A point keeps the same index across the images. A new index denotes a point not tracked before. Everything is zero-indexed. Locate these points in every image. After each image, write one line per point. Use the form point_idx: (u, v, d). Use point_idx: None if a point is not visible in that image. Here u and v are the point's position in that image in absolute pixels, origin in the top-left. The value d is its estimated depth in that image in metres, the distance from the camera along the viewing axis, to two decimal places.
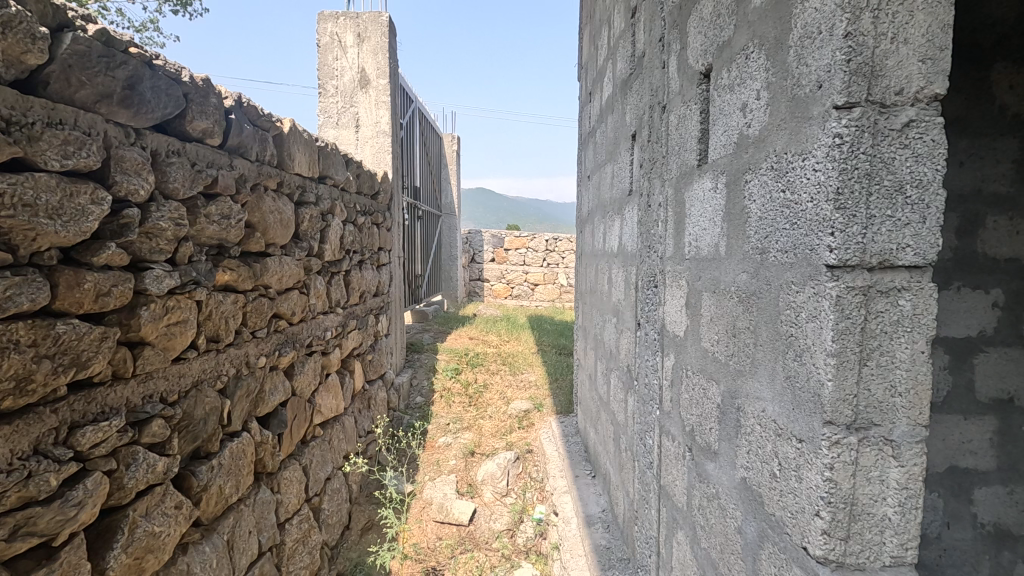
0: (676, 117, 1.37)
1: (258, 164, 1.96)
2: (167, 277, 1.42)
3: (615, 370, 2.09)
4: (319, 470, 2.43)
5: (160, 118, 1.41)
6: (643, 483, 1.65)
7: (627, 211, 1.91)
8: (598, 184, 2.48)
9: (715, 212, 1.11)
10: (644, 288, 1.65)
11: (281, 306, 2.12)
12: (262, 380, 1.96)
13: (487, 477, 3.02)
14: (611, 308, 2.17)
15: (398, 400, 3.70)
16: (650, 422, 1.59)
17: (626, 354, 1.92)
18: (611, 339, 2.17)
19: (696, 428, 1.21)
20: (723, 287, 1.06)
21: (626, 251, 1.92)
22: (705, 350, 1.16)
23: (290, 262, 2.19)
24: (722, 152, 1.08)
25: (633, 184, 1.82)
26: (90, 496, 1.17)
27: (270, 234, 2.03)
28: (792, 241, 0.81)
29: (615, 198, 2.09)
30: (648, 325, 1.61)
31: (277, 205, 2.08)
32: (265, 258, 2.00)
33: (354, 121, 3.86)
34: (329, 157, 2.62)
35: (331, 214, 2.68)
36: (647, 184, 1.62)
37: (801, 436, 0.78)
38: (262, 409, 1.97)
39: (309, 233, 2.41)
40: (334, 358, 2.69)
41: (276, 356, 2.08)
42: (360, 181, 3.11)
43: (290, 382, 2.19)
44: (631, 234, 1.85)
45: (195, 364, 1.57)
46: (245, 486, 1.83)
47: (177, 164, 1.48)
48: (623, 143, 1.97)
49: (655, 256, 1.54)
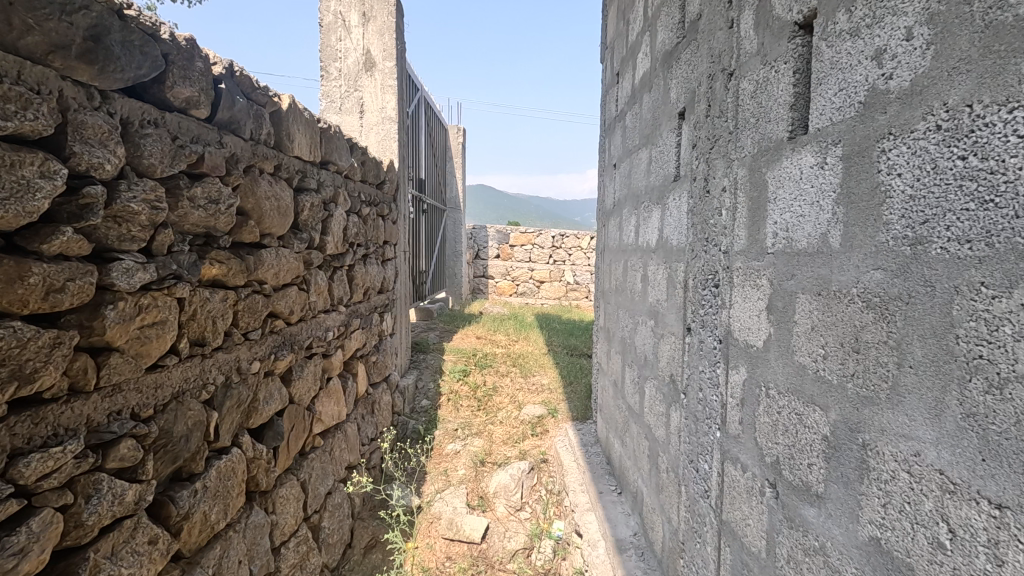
0: (751, 83, 1.14)
1: (252, 144, 1.73)
2: (141, 271, 1.19)
3: (652, 381, 1.86)
4: (319, 485, 2.20)
5: (131, 79, 1.17)
6: (695, 514, 1.43)
7: (672, 200, 1.68)
8: (629, 173, 2.25)
9: (823, 193, 0.88)
10: (698, 288, 1.42)
11: (278, 304, 1.89)
12: (255, 389, 1.74)
13: (499, 488, 2.82)
14: (647, 312, 1.94)
15: (403, 403, 3.48)
16: (706, 445, 1.37)
17: (668, 362, 1.70)
18: (646, 346, 1.94)
19: (784, 461, 0.99)
20: (835, 289, 0.84)
21: (669, 246, 1.70)
22: (801, 367, 0.94)
23: (288, 255, 1.96)
24: (834, 118, 0.85)
25: (682, 170, 1.59)
26: (35, 541, 0.95)
27: (265, 223, 1.81)
28: (985, 225, 0.58)
29: (654, 187, 1.86)
30: (704, 330, 1.38)
31: (274, 190, 1.85)
32: (259, 250, 1.78)
33: (358, 106, 3.63)
34: (332, 141, 2.39)
35: (335, 203, 2.45)
36: (704, 166, 1.39)
37: (1003, 501, 0.56)
38: (255, 420, 1.74)
39: (309, 223, 2.18)
40: (337, 360, 2.47)
41: (272, 360, 1.85)
42: (365, 168, 2.88)
43: (287, 390, 1.97)
44: (678, 227, 1.62)
45: (176, 372, 1.35)
46: (234, 509, 1.61)
47: (154, 136, 1.25)
48: (666, 125, 1.74)
49: (716, 250, 1.31)
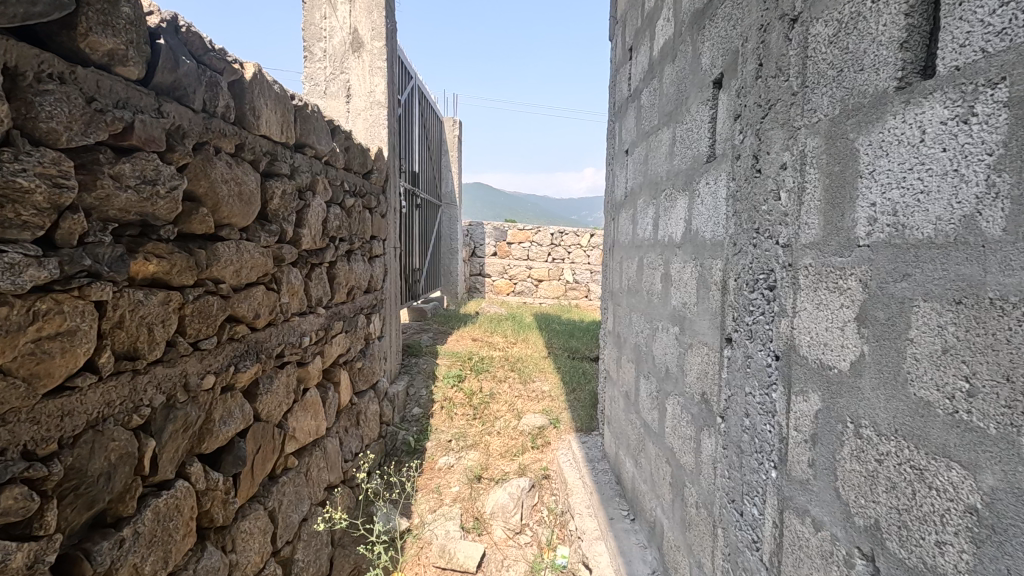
0: (827, 24, 0.88)
1: (204, 117, 1.45)
2: (35, 268, 0.93)
3: (676, 398, 1.60)
4: (291, 513, 1.94)
5: (19, 17, 0.90)
6: (736, 566, 1.17)
7: (704, 185, 1.42)
8: (645, 157, 1.99)
9: (965, 158, 0.62)
10: (744, 290, 1.16)
11: (240, 307, 1.62)
12: (208, 408, 1.47)
13: (497, 509, 2.56)
14: (669, 319, 1.68)
15: (392, 413, 3.21)
16: (753, 485, 1.11)
17: (698, 377, 1.44)
18: (668, 358, 1.68)
19: (887, 529, 0.73)
20: (997, 295, 0.58)
21: (700, 239, 1.43)
22: (921, 403, 0.67)
23: (252, 250, 1.68)
24: (990, 48, 0.59)
25: (719, 148, 1.32)
26: None
27: (222, 211, 1.53)
28: None
29: (680, 171, 1.59)
30: (751, 343, 1.12)
31: (233, 173, 1.58)
32: (214, 243, 1.50)
33: (344, 90, 3.35)
34: (308, 121, 2.11)
35: (312, 191, 2.18)
36: (753, 139, 1.13)
37: None
38: (209, 445, 1.48)
39: (280, 214, 1.91)
40: (315, 369, 2.20)
41: (231, 373, 1.58)
42: (348, 155, 2.60)
43: (251, 406, 1.70)
44: (712, 217, 1.36)
45: (94, 395, 1.08)
46: (179, 554, 1.34)
47: (56, 94, 0.98)
48: (696, 98, 1.48)
49: (771, 244, 1.05)
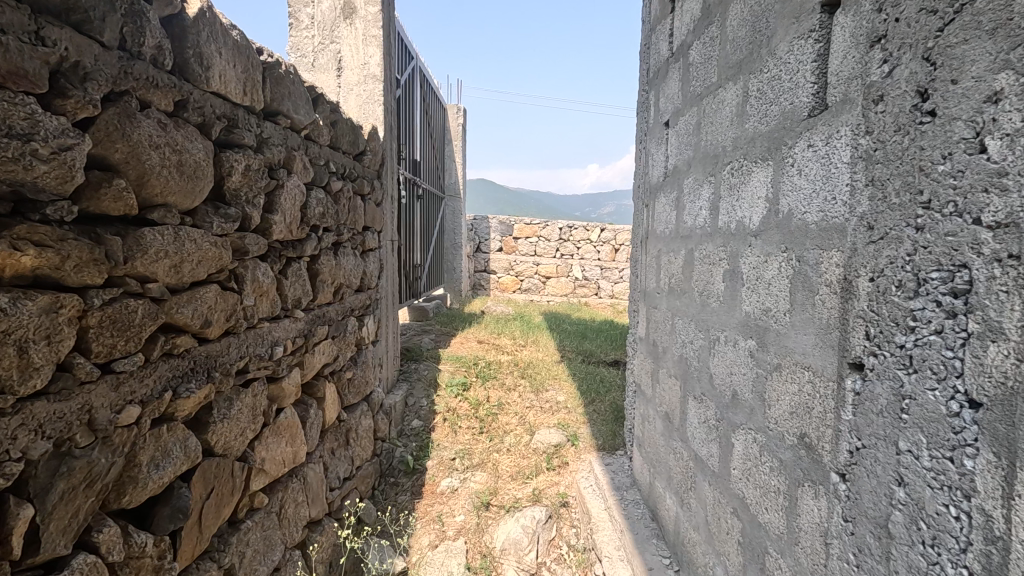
0: None
1: (123, 56, 1.08)
2: None
3: (751, 434, 1.22)
4: (256, 565, 1.57)
5: None
6: None
7: (805, 150, 1.03)
8: (697, 126, 1.61)
9: None
10: (896, 297, 0.77)
11: (182, 313, 1.24)
12: (130, 448, 1.10)
13: (508, 545, 2.19)
14: (738, 330, 1.29)
15: (388, 427, 2.84)
16: None
17: (794, 413, 1.06)
18: (737, 381, 1.30)
19: None
20: None
21: (799, 225, 1.05)
22: None
23: (200, 238, 1.30)
24: None
25: (838, 94, 0.93)
26: None
27: (153, 187, 1.15)
28: None
29: (760, 136, 1.21)
30: (913, 377, 0.74)
31: (170, 137, 1.20)
32: (140, 229, 1.13)
33: (335, 62, 2.97)
34: (280, 83, 1.73)
35: (287, 170, 1.79)
36: (918, 64, 0.74)
37: None
38: (130, 498, 1.11)
39: (243, 194, 1.52)
40: (291, 384, 1.82)
41: (168, 400, 1.21)
42: (335, 131, 2.22)
43: (198, 441, 1.33)
44: (825, 194, 0.97)
45: None
46: None
47: None
48: (789, 33, 1.09)
49: (963, 224, 0.67)
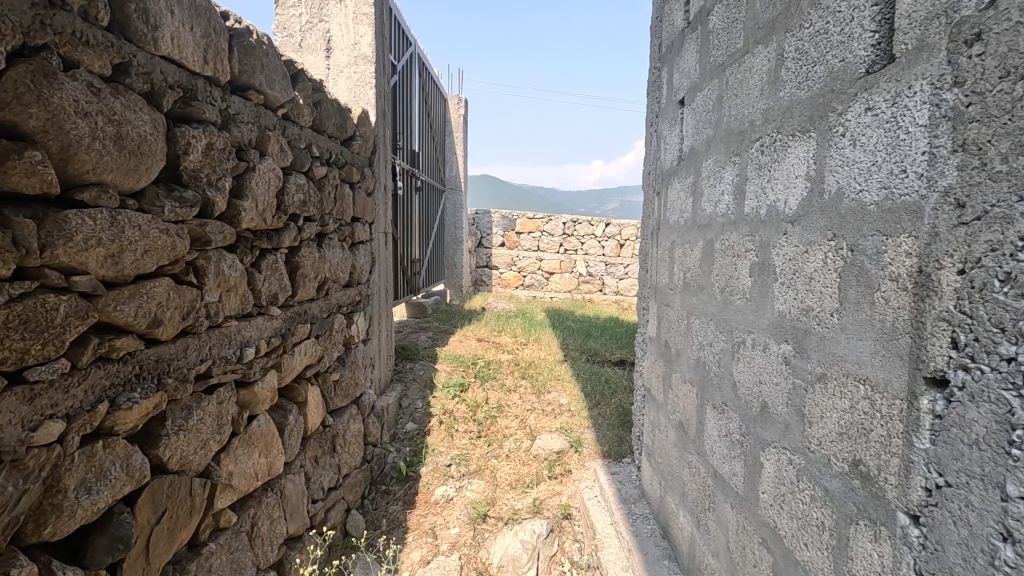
0: None
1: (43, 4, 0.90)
2: None
3: (786, 455, 1.04)
4: None
5: None
6: None
7: (862, 114, 0.85)
8: (719, 99, 1.42)
9: None
10: (1001, 297, 0.59)
11: (123, 310, 1.07)
12: (50, 471, 0.92)
13: (506, 562, 2.02)
14: (770, 332, 1.11)
15: (380, 431, 2.67)
16: None
17: (845, 435, 0.87)
18: (767, 392, 1.12)
19: None
20: None
21: (853, 208, 0.86)
22: None
23: (146, 225, 1.13)
24: None
25: (909, 42, 0.75)
26: None
27: (83, 163, 0.98)
28: None
29: (799, 104, 1.02)
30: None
31: (106, 105, 1.02)
32: (65, 212, 0.95)
33: (324, 42, 2.78)
34: (251, 53, 1.55)
35: (260, 152, 1.62)
36: None
37: None
38: (51, 529, 0.94)
39: (204, 176, 1.35)
40: (266, 389, 1.65)
41: (104, 412, 1.03)
42: (318, 111, 2.04)
43: (145, 457, 1.15)
44: (890, 167, 0.78)
45: None
46: None
47: None
48: None
49: None
